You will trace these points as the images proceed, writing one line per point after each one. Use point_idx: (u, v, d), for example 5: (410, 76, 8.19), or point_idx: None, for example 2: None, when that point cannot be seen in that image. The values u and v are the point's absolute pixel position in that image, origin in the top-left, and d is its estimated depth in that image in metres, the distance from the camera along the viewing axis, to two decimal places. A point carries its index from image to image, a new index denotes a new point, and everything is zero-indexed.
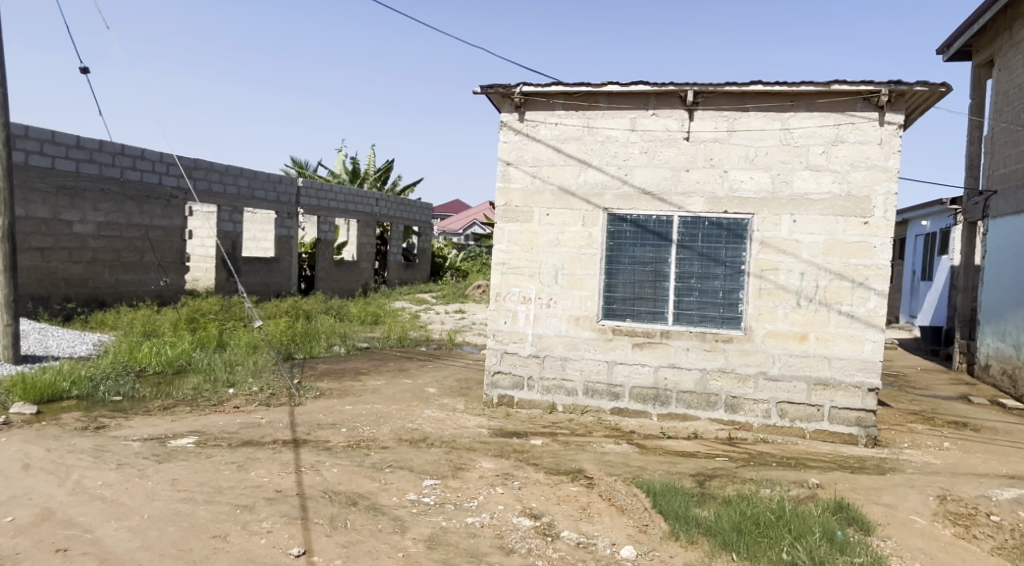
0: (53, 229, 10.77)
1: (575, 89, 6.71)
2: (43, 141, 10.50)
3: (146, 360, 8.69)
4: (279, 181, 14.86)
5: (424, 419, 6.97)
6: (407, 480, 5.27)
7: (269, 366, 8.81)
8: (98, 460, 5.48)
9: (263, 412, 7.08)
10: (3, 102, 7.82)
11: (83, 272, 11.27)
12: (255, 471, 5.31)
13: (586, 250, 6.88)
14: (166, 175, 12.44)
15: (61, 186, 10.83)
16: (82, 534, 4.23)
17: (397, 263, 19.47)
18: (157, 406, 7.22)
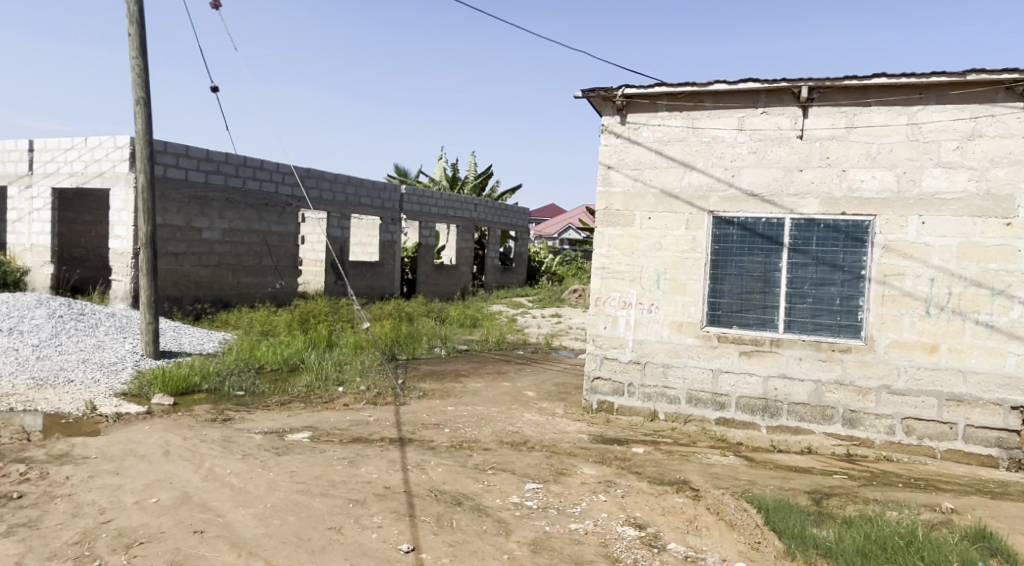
0: (186, 235, 11.52)
1: (679, 90, 6.56)
2: (179, 155, 11.26)
3: (264, 358, 9.15)
4: (383, 188, 15.32)
5: (525, 422, 6.98)
6: (509, 482, 5.28)
7: (375, 366, 9.08)
8: (226, 449, 5.80)
9: (371, 411, 7.29)
10: (147, 121, 8.43)
11: (210, 275, 11.99)
12: (365, 467, 5.47)
13: (690, 254, 6.70)
14: (282, 184, 13.10)
15: (193, 196, 11.56)
16: (214, 518, 4.48)
17: (494, 267, 19.68)
18: (275, 401, 7.58)
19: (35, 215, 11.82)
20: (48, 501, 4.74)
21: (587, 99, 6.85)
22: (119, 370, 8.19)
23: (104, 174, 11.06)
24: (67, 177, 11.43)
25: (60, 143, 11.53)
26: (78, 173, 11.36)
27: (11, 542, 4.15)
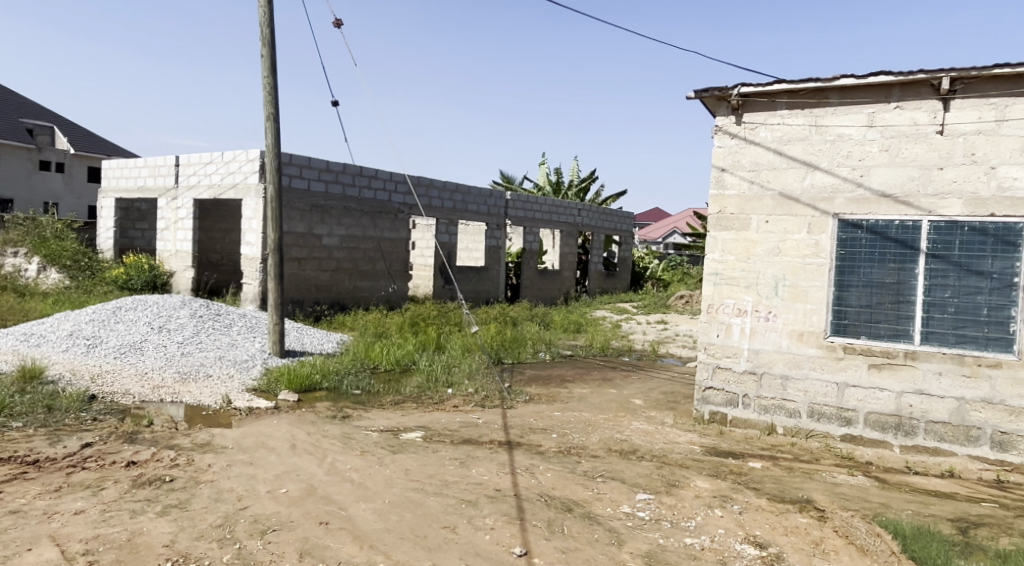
0: (308, 242, 12.11)
1: (802, 86, 6.30)
2: (302, 166, 11.88)
3: (378, 358, 9.46)
4: (489, 195, 15.50)
5: (633, 430, 6.87)
6: (620, 491, 5.21)
7: (482, 369, 9.21)
8: (346, 446, 6.04)
9: (480, 413, 7.39)
10: (276, 135, 8.92)
11: (329, 278, 12.53)
12: (476, 469, 5.55)
13: (812, 260, 6.39)
14: (395, 192, 13.53)
15: (314, 204, 12.15)
16: (338, 511, 4.67)
17: (598, 272, 19.54)
18: (388, 401, 7.82)
19: (179, 224, 12.80)
20: (192, 486, 5.09)
21: (701, 100, 6.68)
22: (250, 367, 8.72)
23: (238, 186, 11.80)
24: (206, 188, 12.29)
25: (201, 157, 12.40)
26: (216, 184, 12.18)
27: (163, 521, 4.49)
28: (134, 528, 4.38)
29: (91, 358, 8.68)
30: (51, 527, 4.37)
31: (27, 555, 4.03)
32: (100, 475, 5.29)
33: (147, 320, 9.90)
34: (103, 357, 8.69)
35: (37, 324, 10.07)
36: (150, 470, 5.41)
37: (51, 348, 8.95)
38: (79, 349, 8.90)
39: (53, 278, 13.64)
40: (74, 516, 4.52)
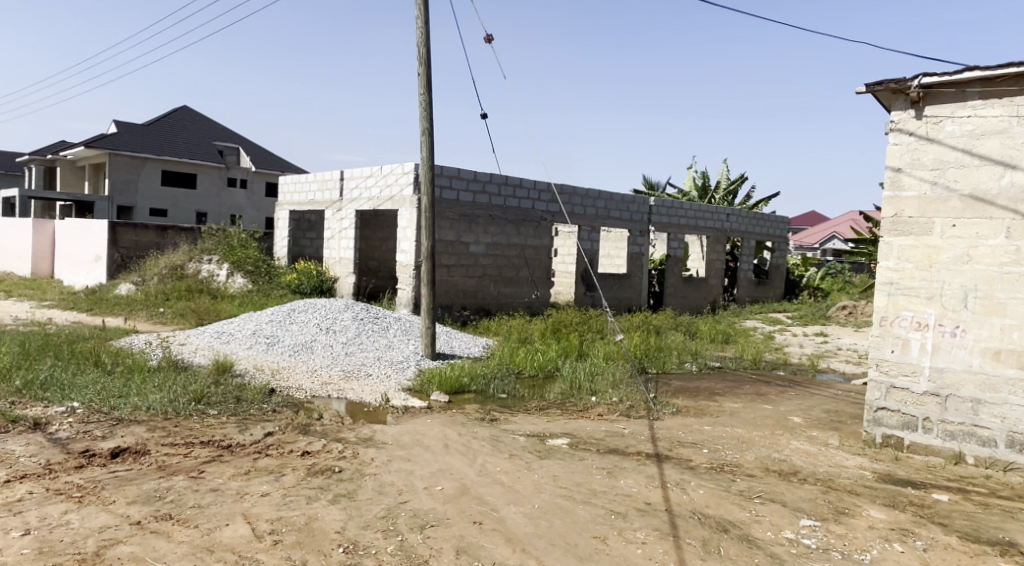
0: (456, 249, 12.49)
1: (999, 73, 5.70)
2: (451, 177, 12.25)
3: (523, 364, 9.50)
4: (632, 201, 15.23)
5: (793, 451, 6.48)
6: (781, 515, 4.91)
7: (626, 378, 9.03)
8: (495, 448, 6.12)
9: (626, 423, 7.25)
10: (431, 147, 9.21)
11: (475, 285, 12.83)
12: (624, 480, 5.43)
13: (1012, 269, 5.75)
14: (539, 200, 13.59)
15: (463, 213, 12.49)
16: (491, 512, 4.73)
17: (748, 279, 18.72)
18: (534, 406, 7.85)
19: (343, 233, 13.64)
20: (358, 477, 5.37)
21: (873, 94, 6.20)
22: (405, 367, 9.09)
23: (394, 197, 12.35)
24: (367, 200, 12.97)
25: (363, 172, 13.11)
26: (375, 196, 12.82)
27: (334, 509, 4.77)
28: (310, 513, 4.70)
29: (271, 355, 9.49)
30: (243, 507, 4.80)
31: (224, 529, 4.47)
32: (281, 462, 5.76)
33: (316, 322, 10.62)
34: (280, 355, 9.46)
35: (225, 323, 11.14)
36: (321, 460, 5.78)
37: (238, 344, 9.89)
38: (261, 347, 9.75)
39: (238, 282, 14.68)
40: (261, 498, 4.95)
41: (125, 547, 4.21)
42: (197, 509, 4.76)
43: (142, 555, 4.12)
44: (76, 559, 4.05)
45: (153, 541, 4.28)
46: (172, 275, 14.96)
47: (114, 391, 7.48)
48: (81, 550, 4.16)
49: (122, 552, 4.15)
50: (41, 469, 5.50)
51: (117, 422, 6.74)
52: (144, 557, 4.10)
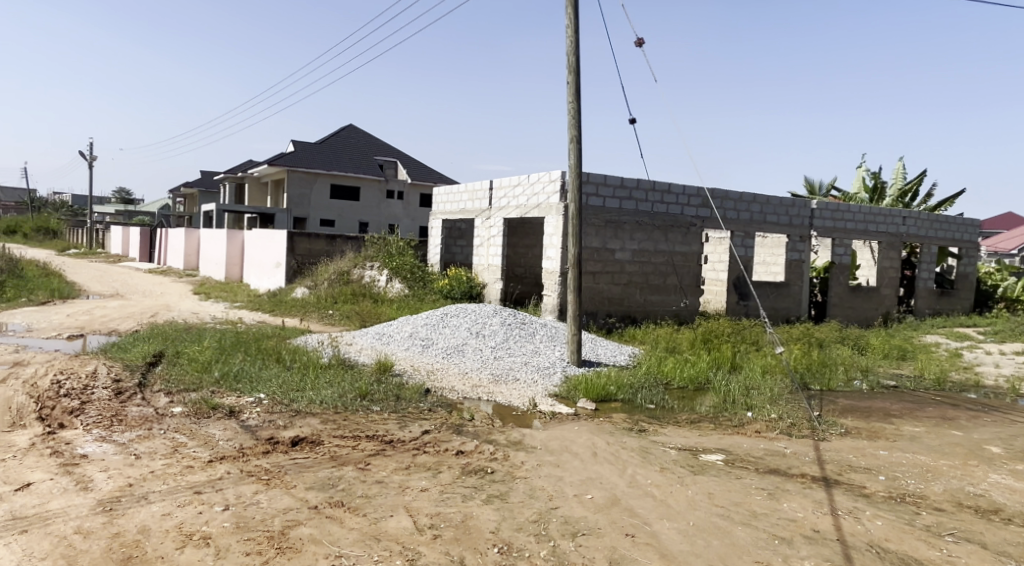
0: (601, 256, 12.36)
1: None
2: (597, 184, 12.18)
3: (671, 375, 9.17)
4: (792, 204, 14.40)
5: (990, 485, 5.78)
6: (979, 558, 4.37)
7: (786, 394, 8.47)
8: (646, 460, 5.92)
9: (787, 442, 6.80)
10: (580, 153, 9.09)
11: (621, 292, 12.60)
12: (788, 503, 5.07)
13: None
14: (688, 205, 13.10)
15: (608, 220, 12.34)
16: (643, 525, 4.56)
17: (929, 290, 17.15)
18: (685, 419, 7.55)
19: (492, 241, 13.89)
20: (509, 480, 5.48)
21: None
22: (552, 373, 9.05)
23: (541, 205, 12.38)
24: (515, 209, 13.13)
25: (511, 181, 13.27)
26: (523, 205, 12.95)
27: (489, 509, 4.89)
28: (466, 511, 4.87)
29: (426, 356, 9.85)
30: (405, 500, 5.15)
31: (388, 520, 4.78)
32: (438, 460, 6.07)
33: (467, 326, 10.87)
34: (434, 357, 9.80)
35: (386, 325, 11.70)
36: (474, 460, 6.02)
37: (397, 346, 10.36)
38: (417, 349, 10.14)
39: (397, 287, 15.39)
40: (421, 493, 5.26)
41: (305, 529, 4.64)
42: (365, 499, 5.16)
43: (319, 537, 4.52)
44: (265, 536, 4.53)
45: (328, 525, 4.67)
46: (339, 280, 15.92)
47: (292, 385, 8.09)
48: (269, 528, 4.64)
49: (302, 533, 4.57)
50: (236, 452, 6.15)
51: (296, 413, 7.33)
52: (321, 540, 4.48)
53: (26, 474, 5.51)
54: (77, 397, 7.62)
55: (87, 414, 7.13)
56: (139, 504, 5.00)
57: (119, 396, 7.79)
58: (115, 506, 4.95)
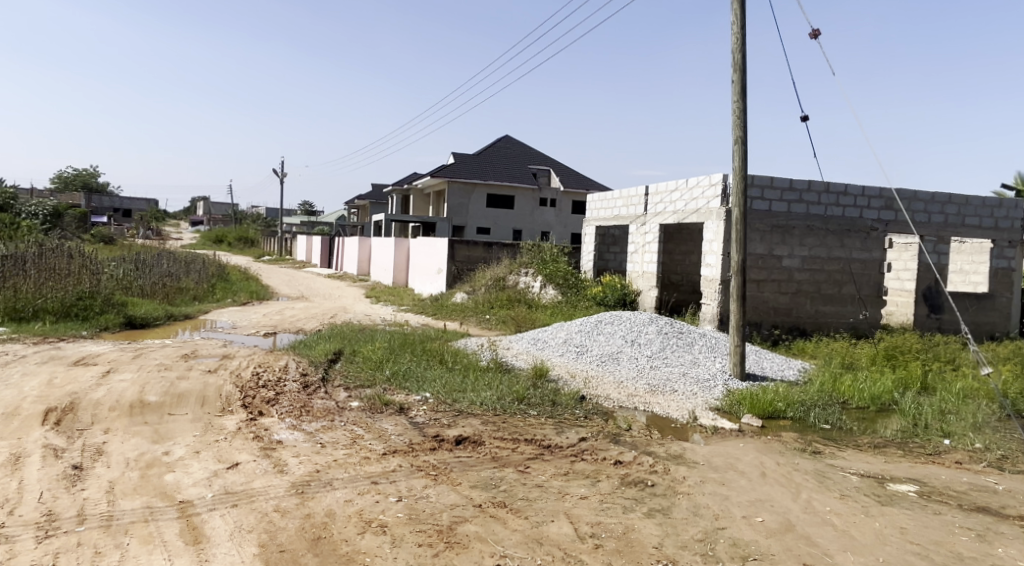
0: (767, 263, 11.78)
1: None
2: (763, 186, 11.62)
3: (849, 393, 8.47)
4: (997, 205, 12.90)
5: None
6: None
7: (991, 421, 7.54)
8: (823, 485, 5.49)
9: (996, 477, 6.05)
10: (745, 156, 8.66)
11: (789, 301, 11.92)
12: (1000, 548, 4.49)
13: None
14: (868, 208, 12.06)
15: (775, 225, 11.71)
16: (823, 556, 4.22)
17: None
18: (867, 442, 6.94)
19: (647, 247, 13.61)
20: (672, 494, 5.31)
21: None
22: (713, 386, 8.67)
23: (700, 210, 11.92)
24: (671, 215, 12.77)
25: (668, 186, 12.91)
26: (680, 210, 12.55)
27: (651, 524, 4.77)
28: (627, 523, 4.80)
29: (580, 363, 9.80)
30: (565, 505, 5.15)
31: (550, 525, 4.82)
32: (597, 468, 5.99)
33: (622, 333, 10.68)
34: (589, 364, 9.72)
35: (542, 330, 11.77)
36: (634, 471, 5.88)
37: (552, 352, 10.39)
38: (572, 355, 10.12)
39: (551, 293, 15.44)
40: (582, 500, 5.23)
41: (470, 526, 4.78)
42: (527, 502, 5.20)
43: (485, 535, 4.64)
44: (435, 530, 4.71)
45: (492, 525, 4.79)
46: (495, 285, 16.23)
47: (454, 385, 8.32)
48: (438, 522, 4.83)
49: (468, 530, 4.71)
50: (406, 447, 6.40)
51: (458, 413, 7.51)
52: (486, 538, 4.60)
53: (234, 454, 6.03)
54: (272, 388, 8.28)
55: (281, 404, 7.72)
56: (325, 488, 5.35)
57: (306, 388, 8.37)
58: (306, 489, 5.33)
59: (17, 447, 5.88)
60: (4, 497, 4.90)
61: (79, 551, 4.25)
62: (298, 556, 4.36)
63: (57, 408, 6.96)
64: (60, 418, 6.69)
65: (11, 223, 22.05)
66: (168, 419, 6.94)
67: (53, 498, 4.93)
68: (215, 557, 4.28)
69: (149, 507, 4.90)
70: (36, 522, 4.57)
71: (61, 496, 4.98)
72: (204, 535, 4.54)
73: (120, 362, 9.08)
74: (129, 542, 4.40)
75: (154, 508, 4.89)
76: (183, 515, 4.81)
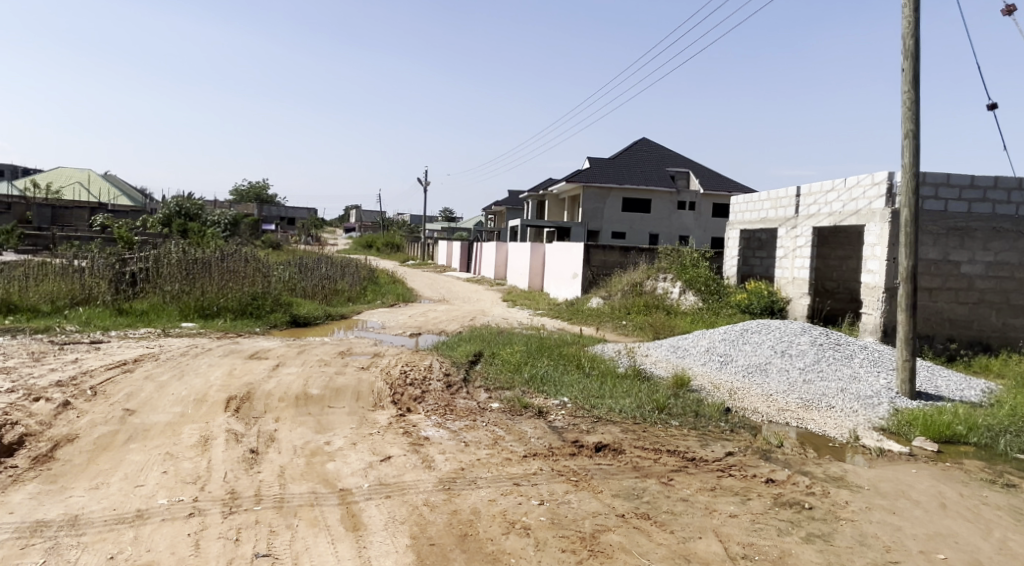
0: (942, 269, 10.81)
1: None
2: (938, 184, 10.65)
3: None
4: None
5: None
6: None
7: None
8: (1018, 523, 4.90)
9: None
10: (916, 150, 7.96)
11: (969, 313, 10.86)
12: None
13: None
14: None
15: (953, 227, 10.71)
16: None
17: None
18: None
19: (798, 252, 12.89)
20: (833, 520, 4.94)
21: None
22: (876, 403, 8.01)
23: (860, 211, 11.12)
24: (827, 216, 12.02)
25: (824, 186, 12.16)
26: (837, 212, 11.79)
27: (811, 550, 4.46)
28: (783, 546, 4.51)
29: (724, 374, 9.39)
30: (714, 522, 4.91)
31: (698, 541, 4.61)
32: (746, 485, 5.68)
33: (771, 343, 10.14)
34: (734, 375, 9.29)
35: (684, 337, 11.41)
36: (789, 491, 5.52)
37: (694, 360, 10.04)
38: (715, 365, 9.73)
39: (691, 299, 14.93)
40: (732, 518, 4.97)
41: (614, 535, 4.66)
42: (673, 515, 5.01)
43: (630, 547, 4.51)
44: (578, 536, 4.63)
45: (637, 536, 4.65)
46: (632, 290, 15.94)
47: (593, 391, 8.21)
48: (580, 529, 4.74)
49: (612, 539, 4.60)
50: (546, 451, 6.36)
51: (597, 420, 7.40)
52: (631, 549, 4.47)
53: (386, 448, 6.25)
54: (418, 387, 8.53)
55: (427, 402, 7.94)
56: (470, 486, 5.41)
57: (449, 388, 8.56)
58: (452, 486, 5.41)
59: (204, 429, 6.39)
60: (196, 474, 5.32)
61: (257, 529, 4.53)
62: (446, 551, 4.42)
63: (236, 396, 7.51)
64: (238, 405, 7.21)
65: (197, 232, 24.22)
66: (328, 411, 7.31)
67: (234, 478, 5.30)
68: (371, 545, 4.43)
69: (314, 492, 5.16)
70: (222, 498, 4.93)
71: (241, 476, 5.35)
72: (362, 522, 4.72)
73: (287, 357, 9.69)
74: (298, 524, 4.64)
75: (318, 494, 5.14)
76: (343, 502, 5.02)
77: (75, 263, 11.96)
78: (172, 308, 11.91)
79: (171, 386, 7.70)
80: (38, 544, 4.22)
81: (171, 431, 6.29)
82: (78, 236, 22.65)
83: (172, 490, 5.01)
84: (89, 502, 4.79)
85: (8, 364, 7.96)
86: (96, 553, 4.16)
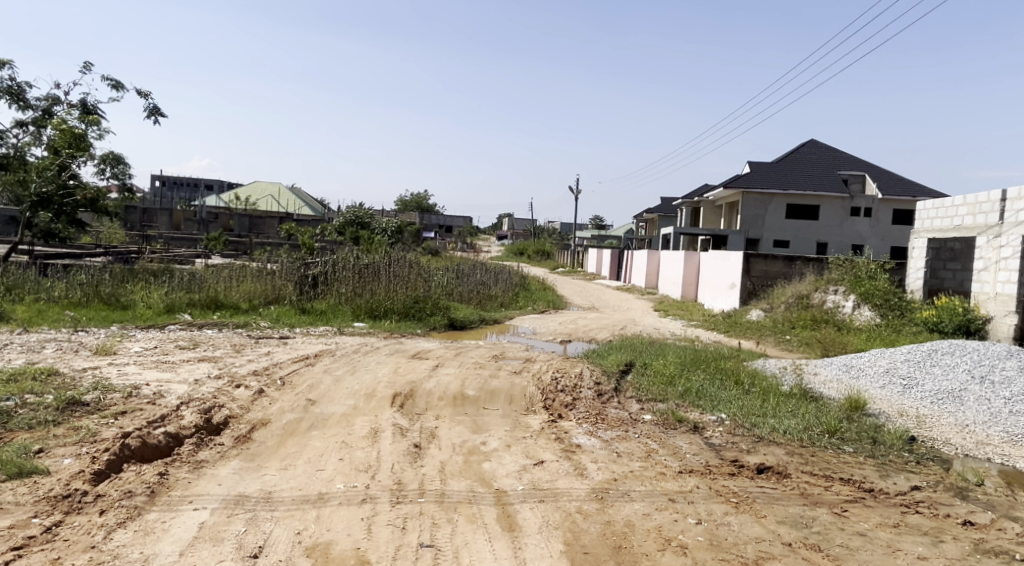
0: None
1: None
2: None
3: None
4: None
5: None
6: None
7: None
8: None
9: None
10: None
11: None
12: None
13: None
14: None
15: None
16: None
17: None
18: None
19: (1001, 264, 11.57)
20: None
21: None
22: None
23: None
24: None
25: None
26: None
27: None
28: None
29: (908, 399, 8.55)
30: (898, 563, 4.46)
31: None
32: (937, 525, 5.12)
33: (966, 367, 9.16)
34: (919, 402, 8.43)
35: (857, 356, 10.57)
36: (992, 538, 4.90)
37: (870, 382, 9.24)
38: (897, 389, 8.90)
39: (865, 315, 13.84)
40: (919, 560, 4.50)
41: None
42: (848, 550, 4.60)
43: None
44: (740, 561, 4.38)
45: None
46: (797, 303, 15.01)
47: (754, 409, 7.77)
48: (742, 554, 4.48)
49: None
50: (704, 468, 6.08)
51: (759, 439, 6.98)
52: None
53: (540, 452, 6.23)
54: (570, 393, 8.47)
55: (579, 409, 7.87)
56: (624, 498, 5.26)
57: (601, 397, 8.44)
58: (606, 496, 5.29)
59: (374, 422, 6.68)
60: (367, 463, 5.56)
61: (421, 519, 4.65)
62: (602, 560, 4.31)
63: (401, 393, 7.81)
64: (402, 401, 7.49)
65: (370, 239, 25.71)
66: (484, 413, 7.43)
67: (401, 470, 5.48)
68: (527, 547, 4.41)
69: (472, 490, 5.22)
70: (390, 488, 5.11)
71: (407, 469, 5.53)
72: (518, 524, 4.72)
73: (445, 358, 10.00)
74: (458, 519, 4.72)
75: (476, 492, 5.20)
76: (499, 502, 5.05)
77: (268, 266, 13.02)
78: (346, 309, 12.68)
79: (346, 380, 8.15)
80: (239, 514, 4.56)
81: (346, 422, 6.63)
82: (268, 243, 24.73)
83: (348, 477, 5.26)
84: (279, 481, 5.13)
85: (214, 354, 8.77)
86: (285, 527, 4.44)
